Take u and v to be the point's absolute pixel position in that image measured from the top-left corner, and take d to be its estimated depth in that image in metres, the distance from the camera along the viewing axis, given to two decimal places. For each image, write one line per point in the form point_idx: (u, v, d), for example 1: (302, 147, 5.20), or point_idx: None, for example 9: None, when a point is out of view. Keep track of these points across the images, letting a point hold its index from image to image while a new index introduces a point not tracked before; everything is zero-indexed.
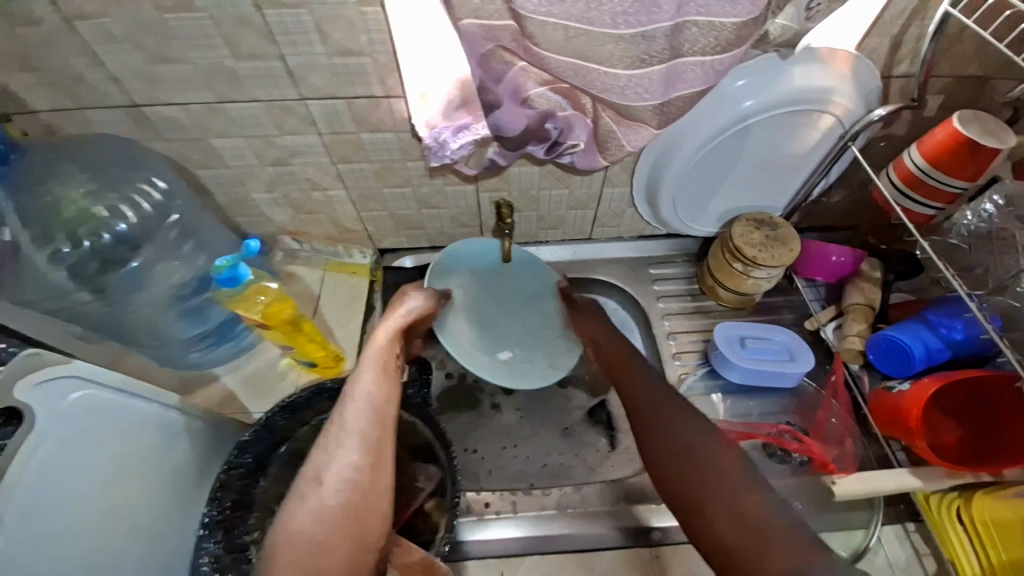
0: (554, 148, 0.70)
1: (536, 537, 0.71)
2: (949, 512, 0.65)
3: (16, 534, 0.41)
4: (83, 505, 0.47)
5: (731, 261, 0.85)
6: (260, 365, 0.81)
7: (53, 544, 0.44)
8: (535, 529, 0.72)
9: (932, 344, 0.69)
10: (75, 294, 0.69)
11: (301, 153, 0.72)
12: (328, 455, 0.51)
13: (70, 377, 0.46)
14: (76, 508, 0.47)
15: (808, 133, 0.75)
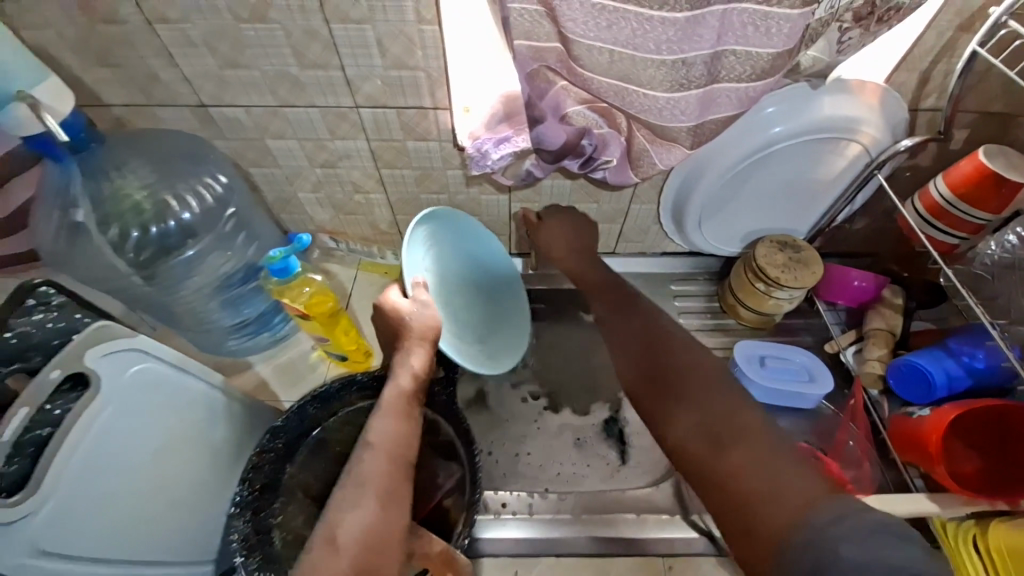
0: (588, 163, 0.74)
1: (551, 539, 0.72)
2: (965, 540, 0.65)
3: (79, 490, 0.45)
4: (136, 471, 0.50)
5: (754, 281, 0.87)
6: (294, 355, 0.85)
7: (110, 502, 0.48)
8: (550, 531, 0.73)
9: (953, 371, 0.70)
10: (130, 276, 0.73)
11: (348, 157, 0.76)
12: (346, 507, 0.49)
13: (135, 350, 0.49)
14: (130, 473, 0.49)
15: (834, 160, 0.77)
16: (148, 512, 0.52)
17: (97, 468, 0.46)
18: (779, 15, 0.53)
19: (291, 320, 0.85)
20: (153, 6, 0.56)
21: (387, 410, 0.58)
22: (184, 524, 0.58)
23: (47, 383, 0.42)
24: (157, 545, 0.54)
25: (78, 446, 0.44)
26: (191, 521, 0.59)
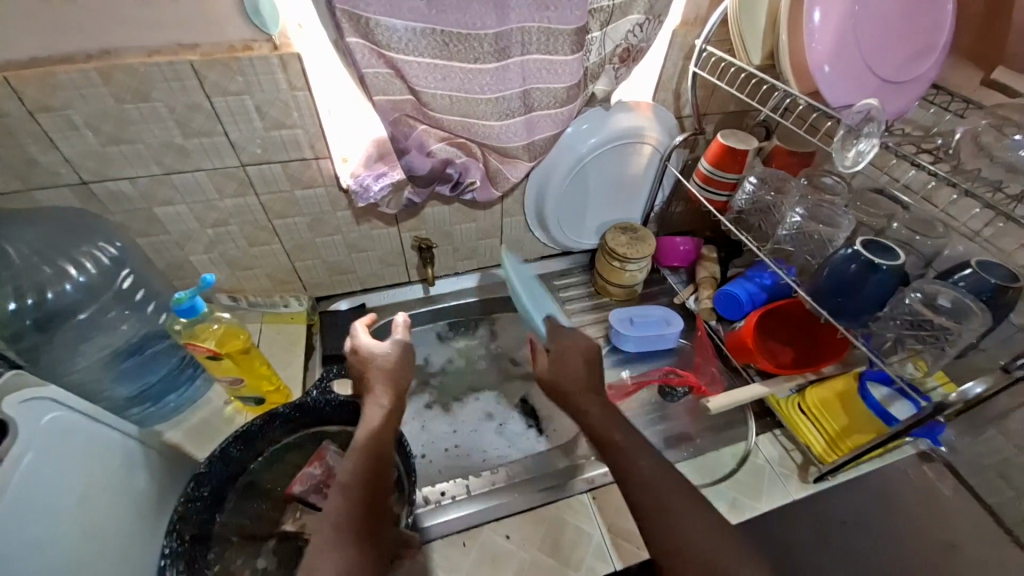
0: (457, 187, 0.89)
1: (490, 508, 0.79)
2: (794, 407, 0.89)
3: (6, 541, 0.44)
4: (64, 519, 0.50)
5: (610, 261, 1.09)
6: (205, 415, 0.83)
7: (41, 554, 0.47)
8: (488, 502, 0.79)
9: (752, 290, 0.95)
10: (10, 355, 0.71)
11: (239, 214, 0.84)
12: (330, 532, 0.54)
13: (43, 399, 0.50)
14: (57, 520, 0.49)
15: (639, 160, 1.04)
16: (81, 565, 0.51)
17: (26, 513, 0.46)
18: (562, 60, 0.75)
19: (200, 379, 0.85)
20: (33, 97, 0.63)
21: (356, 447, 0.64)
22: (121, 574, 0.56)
23: None
24: None
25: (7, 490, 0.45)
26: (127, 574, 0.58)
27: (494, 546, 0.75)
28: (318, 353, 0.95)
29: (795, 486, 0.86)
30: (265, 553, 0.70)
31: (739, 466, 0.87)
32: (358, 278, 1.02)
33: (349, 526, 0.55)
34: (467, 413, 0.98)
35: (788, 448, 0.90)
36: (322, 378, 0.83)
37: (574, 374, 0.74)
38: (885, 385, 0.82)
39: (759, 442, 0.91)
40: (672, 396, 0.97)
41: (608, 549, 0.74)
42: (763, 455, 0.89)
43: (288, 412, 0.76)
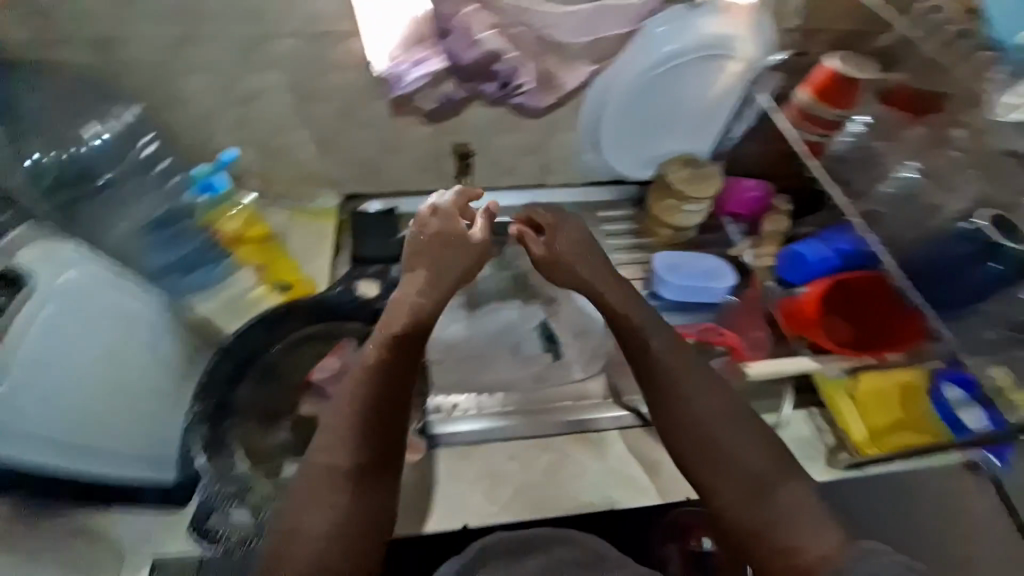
0: (504, 88, 0.79)
1: (496, 426, 0.83)
2: (840, 392, 0.83)
3: (35, 371, 0.56)
4: (26, 413, 0.55)
5: (665, 197, 0.96)
6: (234, 292, 0.80)
7: (48, 366, 0.57)
8: (494, 422, 0.84)
9: (826, 254, 0.87)
10: (58, 199, 0.74)
11: (266, 92, 0.80)
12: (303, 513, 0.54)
13: (70, 252, 0.60)
14: (35, 410, 0.56)
15: (721, 78, 0.87)
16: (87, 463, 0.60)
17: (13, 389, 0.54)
18: None
19: (225, 259, 0.80)
20: None
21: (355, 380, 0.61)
22: (138, 473, 0.64)
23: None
24: (110, 436, 0.61)
25: (21, 336, 0.55)
26: (133, 462, 0.64)
27: (491, 462, 0.80)
28: (341, 254, 0.92)
29: (820, 470, 0.79)
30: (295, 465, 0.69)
31: None
32: (388, 182, 0.96)
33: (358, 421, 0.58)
34: (485, 316, 0.94)
35: (822, 430, 0.83)
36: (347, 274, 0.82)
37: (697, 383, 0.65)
38: (959, 387, 0.76)
39: (791, 417, 0.84)
40: None
41: (608, 488, 0.79)
42: (790, 431, 0.83)
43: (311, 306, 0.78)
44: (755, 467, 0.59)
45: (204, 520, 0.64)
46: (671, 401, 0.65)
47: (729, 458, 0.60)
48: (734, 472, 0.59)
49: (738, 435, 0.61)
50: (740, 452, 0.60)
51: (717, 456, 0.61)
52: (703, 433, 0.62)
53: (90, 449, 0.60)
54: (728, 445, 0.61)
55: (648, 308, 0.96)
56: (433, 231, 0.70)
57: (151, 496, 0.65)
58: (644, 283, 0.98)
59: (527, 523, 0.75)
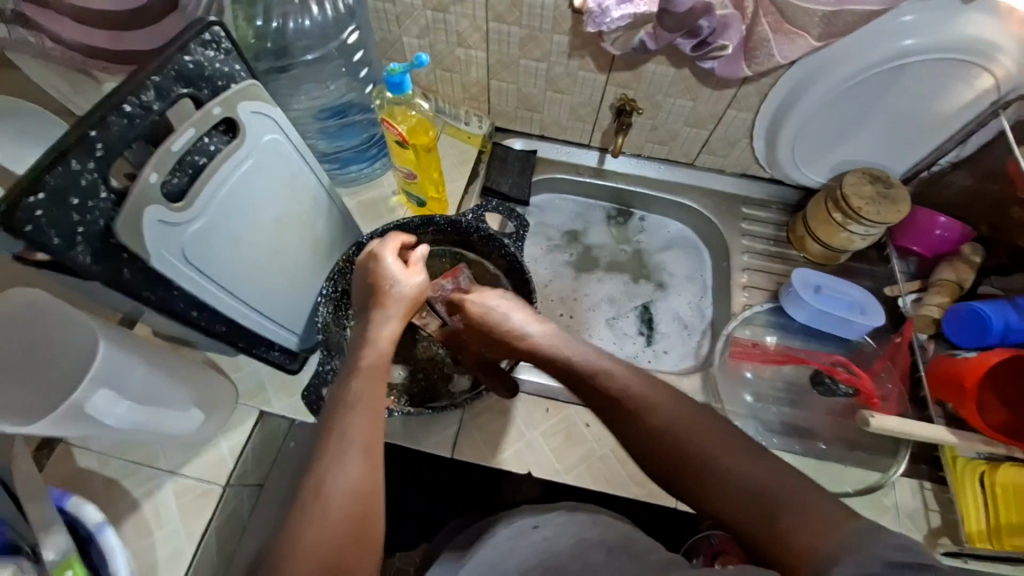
0: (702, 47, 0.71)
1: (560, 388, 0.80)
2: (973, 475, 0.72)
3: (221, 221, 0.57)
4: (214, 254, 0.57)
5: (833, 210, 0.85)
6: (377, 194, 0.90)
7: (231, 219, 0.58)
8: (560, 383, 0.81)
9: (1014, 324, 0.72)
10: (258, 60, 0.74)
11: (461, 2, 0.78)
12: (300, 516, 0.42)
13: (268, 116, 0.58)
14: (221, 253, 0.58)
15: (960, 90, 0.73)
16: (246, 315, 0.64)
17: (207, 229, 0.55)
18: None
19: (380, 161, 0.89)
20: None
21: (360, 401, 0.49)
22: (274, 331, 0.69)
23: (210, 116, 0.52)
24: (264, 294, 0.66)
25: (224, 181, 0.55)
26: (273, 321, 0.69)
27: (571, 425, 0.78)
28: (478, 182, 0.95)
29: None
30: (401, 367, 0.77)
31: (858, 492, 0.75)
32: (541, 121, 0.96)
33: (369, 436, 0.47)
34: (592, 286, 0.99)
35: (928, 507, 0.74)
36: (481, 204, 0.81)
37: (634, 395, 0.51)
38: None
39: (898, 482, 0.75)
40: (825, 389, 0.83)
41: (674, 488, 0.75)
42: (893, 497, 0.74)
43: (444, 225, 0.80)
44: (713, 448, 0.45)
45: (314, 391, 0.67)
46: (634, 421, 0.49)
47: (719, 462, 0.44)
48: (715, 481, 0.44)
49: (680, 410, 0.48)
50: (690, 426, 0.47)
51: (700, 469, 0.45)
52: (662, 435, 0.47)
53: (249, 300, 0.64)
54: (683, 425, 0.47)
55: (766, 320, 0.90)
56: (372, 279, 0.63)
57: (278, 353, 0.72)
58: (769, 294, 0.92)
59: (591, 493, 0.74)
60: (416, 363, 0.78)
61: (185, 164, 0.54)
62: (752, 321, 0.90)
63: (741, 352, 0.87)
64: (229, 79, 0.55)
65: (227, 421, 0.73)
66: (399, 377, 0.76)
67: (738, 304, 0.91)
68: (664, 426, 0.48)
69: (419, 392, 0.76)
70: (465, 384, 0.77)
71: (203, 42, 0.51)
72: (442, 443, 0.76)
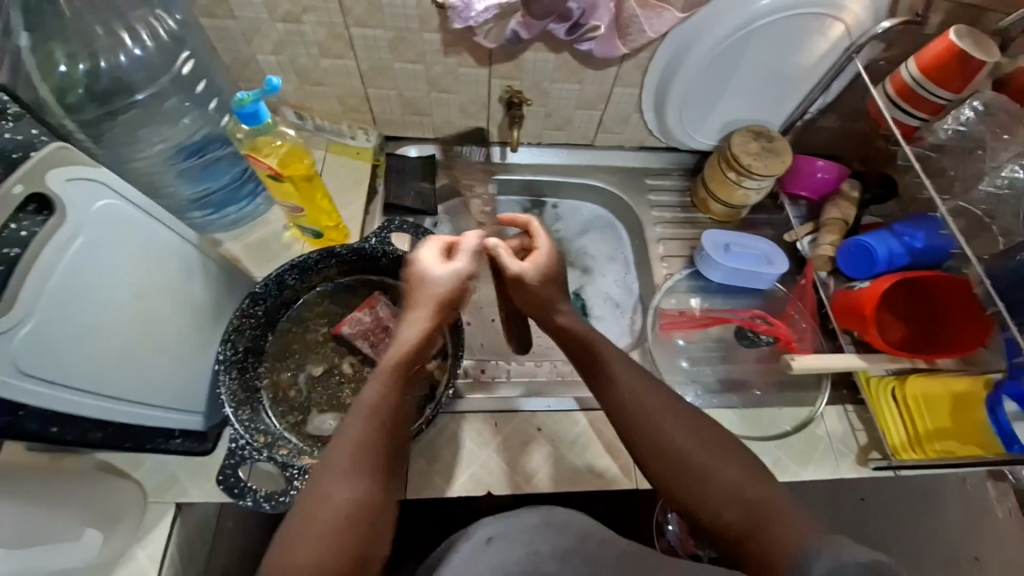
0: (575, 30, 0.69)
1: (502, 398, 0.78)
2: (886, 392, 0.79)
3: (58, 320, 0.47)
4: (62, 359, 0.48)
5: (726, 171, 0.89)
6: (264, 235, 0.81)
7: (78, 312, 0.48)
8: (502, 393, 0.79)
9: (895, 249, 0.79)
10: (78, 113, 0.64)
11: (314, 10, 0.70)
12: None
13: (95, 181, 0.49)
14: (73, 354, 0.49)
15: (816, 41, 0.78)
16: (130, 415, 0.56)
17: (44, 334, 0.46)
18: None
19: (260, 197, 0.80)
20: None
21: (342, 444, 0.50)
22: (171, 420, 0.61)
23: (10, 199, 0.42)
24: (140, 385, 0.56)
25: (53, 271, 0.46)
26: (166, 410, 0.60)
27: (523, 433, 0.76)
28: (378, 199, 0.89)
29: (849, 466, 0.77)
30: (332, 416, 0.69)
31: (796, 429, 0.79)
32: (432, 124, 0.91)
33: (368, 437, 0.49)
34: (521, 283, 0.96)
35: (855, 428, 0.80)
36: (383, 225, 0.74)
37: (625, 400, 0.56)
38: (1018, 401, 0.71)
39: (826, 412, 0.81)
40: (750, 342, 0.88)
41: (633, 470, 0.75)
42: (824, 427, 0.80)
43: (347, 254, 0.74)
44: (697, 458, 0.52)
45: (232, 473, 0.58)
46: (637, 433, 0.55)
47: (707, 473, 0.51)
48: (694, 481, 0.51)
49: (678, 430, 0.54)
50: (687, 442, 0.53)
51: (682, 469, 0.52)
52: (663, 442, 0.53)
53: (127, 396, 0.55)
54: (676, 436, 0.53)
55: (688, 286, 0.92)
56: (414, 282, 0.57)
57: (179, 441, 0.65)
58: (686, 260, 0.94)
59: None
60: (349, 408, 0.70)
61: None
62: (676, 290, 0.92)
63: (670, 323, 0.89)
64: (27, 147, 0.45)
65: (138, 528, 0.63)
66: (333, 427, 0.69)
67: (660, 276, 0.93)
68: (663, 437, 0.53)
69: None
70: None
71: None
72: None
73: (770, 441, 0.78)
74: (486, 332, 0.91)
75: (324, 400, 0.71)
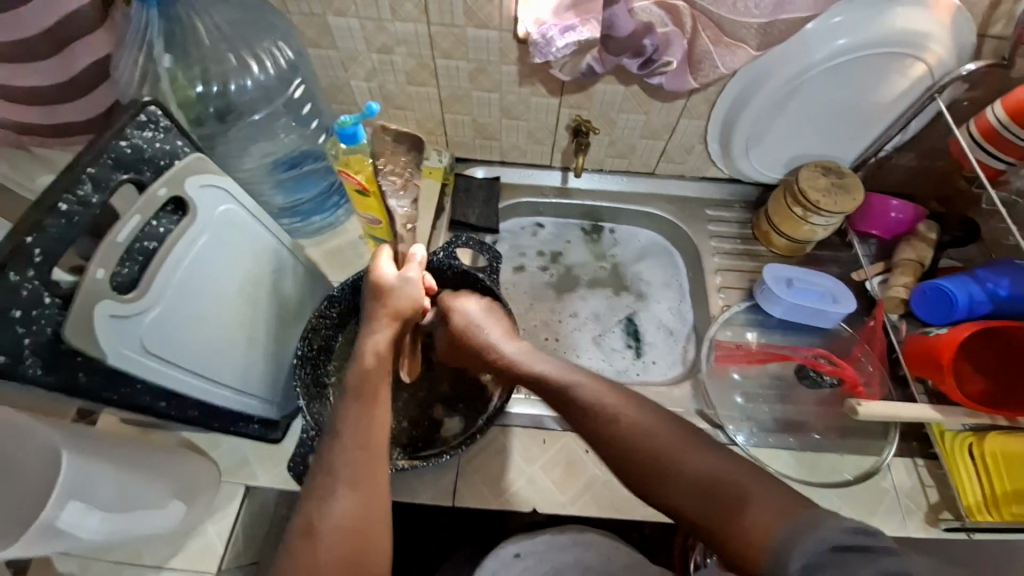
0: (647, 65, 0.72)
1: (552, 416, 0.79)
2: (962, 447, 0.74)
3: (176, 305, 0.54)
4: (177, 339, 0.55)
5: (793, 206, 0.88)
6: (341, 243, 0.88)
7: (192, 299, 0.55)
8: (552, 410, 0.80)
9: (977, 296, 0.75)
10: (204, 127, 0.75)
11: (406, 42, 0.77)
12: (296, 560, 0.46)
13: (219, 189, 0.56)
14: (185, 337, 0.56)
15: (894, 81, 0.77)
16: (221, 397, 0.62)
17: (166, 316, 0.53)
18: None
19: (343, 208, 0.88)
20: None
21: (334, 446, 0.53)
22: (252, 406, 0.67)
23: (155, 199, 0.49)
24: (232, 372, 0.62)
25: (181, 263, 0.53)
26: (249, 396, 0.66)
27: (570, 453, 0.76)
28: (445, 218, 0.93)
29: (917, 525, 0.72)
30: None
31: (859, 479, 0.75)
32: (500, 148, 0.96)
33: (361, 441, 0.53)
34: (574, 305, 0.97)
35: (925, 483, 0.75)
36: (450, 241, 0.78)
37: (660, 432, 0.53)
38: None
39: (892, 464, 0.76)
40: (812, 381, 0.84)
41: None
42: (890, 479, 0.75)
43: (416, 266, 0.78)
44: (720, 470, 0.49)
45: (301, 461, 0.64)
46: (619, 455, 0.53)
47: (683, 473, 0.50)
48: (682, 481, 0.49)
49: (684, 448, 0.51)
50: (682, 457, 0.51)
51: (664, 478, 0.50)
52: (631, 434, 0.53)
53: (222, 378, 0.61)
54: (658, 439, 0.52)
55: (745, 320, 0.91)
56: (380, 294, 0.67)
57: (256, 426, 0.68)
58: (744, 293, 0.93)
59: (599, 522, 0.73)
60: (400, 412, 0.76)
61: (134, 251, 0.51)
62: (732, 323, 0.91)
63: (725, 356, 0.88)
64: (171, 155, 0.52)
65: (212, 503, 0.69)
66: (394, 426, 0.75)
67: (716, 307, 0.92)
68: (648, 447, 0.52)
69: (410, 440, 0.74)
70: (458, 427, 0.76)
71: (139, 124, 0.49)
72: (442, 494, 0.73)
73: (829, 488, 0.74)
74: (537, 349, 0.93)
75: None
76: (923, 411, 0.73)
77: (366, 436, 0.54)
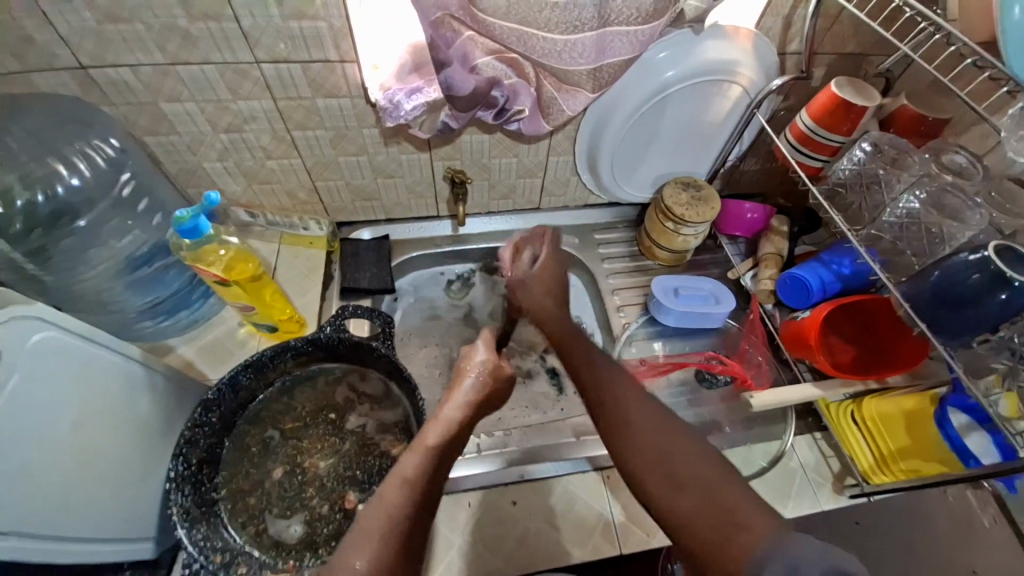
0: (502, 114, 0.75)
1: (479, 472, 0.76)
2: (847, 415, 0.81)
3: None
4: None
5: (664, 221, 0.94)
6: (218, 334, 0.81)
7: (16, 449, 0.47)
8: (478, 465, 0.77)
9: (826, 278, 0.84)
10: (23, 242, 0.68)
11: (255, 119, 0.74)
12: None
13: (31, 317, 0.48)
14: (8, 497, 0.46)
15: (720, 102, 0.86)
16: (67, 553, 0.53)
17: None
18: None
19: (211, 297, 0.81)
20: None
21: (396, 477, 0.49)
22: (110, 552, 0.58)
23: None
24: (75, 519, 0.53)
25: None
26: (105, 541, 0.57)
27: (498, 509, 0.74)
28: (335, 283, 0.90)
29: (827, 496, 0.78)
30: (297, 521, 0.68)
31: (771, 466, 0.80)
32: (383, 206, 0.94)
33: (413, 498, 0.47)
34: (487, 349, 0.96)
35: (826, 455, 0.82)
36: (338, 312, 0.74)
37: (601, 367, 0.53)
38: (964, 412, 0.74)
39: (795, 443, 0.82)
40: (710, 384, 0.90)
41: (616, 530, 0.72)
42: (796, 458, 0.81)
43: (302, 346, 0.73)
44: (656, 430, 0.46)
45: None
46: (613, 429, 0.47)
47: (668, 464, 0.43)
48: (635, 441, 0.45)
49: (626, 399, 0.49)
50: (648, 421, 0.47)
51: (638, 448, 0.45)
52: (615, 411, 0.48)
53: (62, 531, 0.52)
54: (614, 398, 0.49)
55: (647, 333, 0.96)
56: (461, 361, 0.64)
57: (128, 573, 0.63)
58: (641, 307, 0.98)
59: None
60: (313, 509, 0.69)
61: None
62: (635, 339, 0.95)
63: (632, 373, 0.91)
64: None
65: None
66: (297, 533, 0.67)
67: (619, 325, 0.96)
68: (623, 422, 0.47)
69: (326, 539, 0.66)
70: None
71: None
72: None
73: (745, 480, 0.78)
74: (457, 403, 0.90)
75: (285, 505, 0.69)
76: (804, 388, 0.79)
77: (429, 488, 0.48)
